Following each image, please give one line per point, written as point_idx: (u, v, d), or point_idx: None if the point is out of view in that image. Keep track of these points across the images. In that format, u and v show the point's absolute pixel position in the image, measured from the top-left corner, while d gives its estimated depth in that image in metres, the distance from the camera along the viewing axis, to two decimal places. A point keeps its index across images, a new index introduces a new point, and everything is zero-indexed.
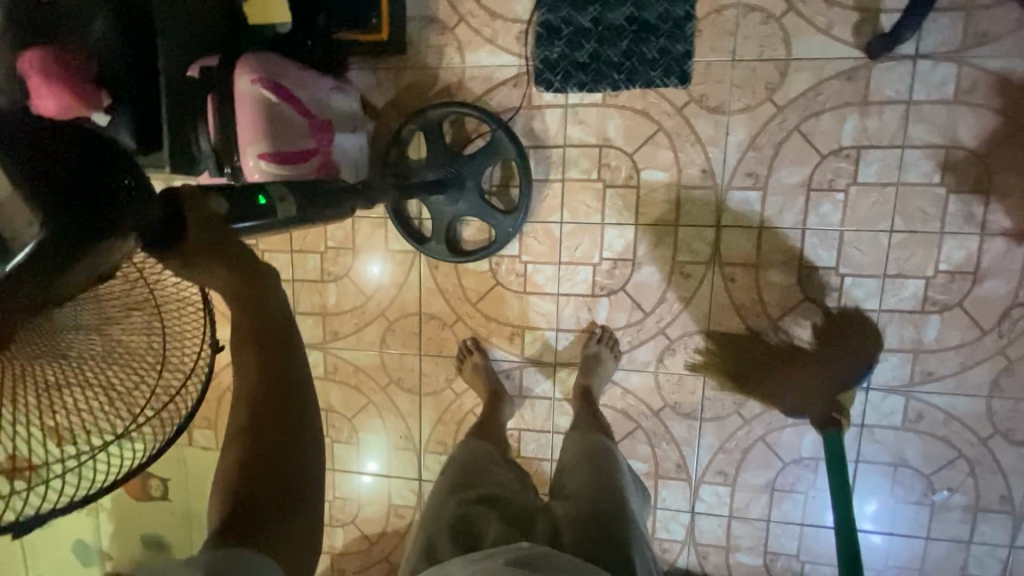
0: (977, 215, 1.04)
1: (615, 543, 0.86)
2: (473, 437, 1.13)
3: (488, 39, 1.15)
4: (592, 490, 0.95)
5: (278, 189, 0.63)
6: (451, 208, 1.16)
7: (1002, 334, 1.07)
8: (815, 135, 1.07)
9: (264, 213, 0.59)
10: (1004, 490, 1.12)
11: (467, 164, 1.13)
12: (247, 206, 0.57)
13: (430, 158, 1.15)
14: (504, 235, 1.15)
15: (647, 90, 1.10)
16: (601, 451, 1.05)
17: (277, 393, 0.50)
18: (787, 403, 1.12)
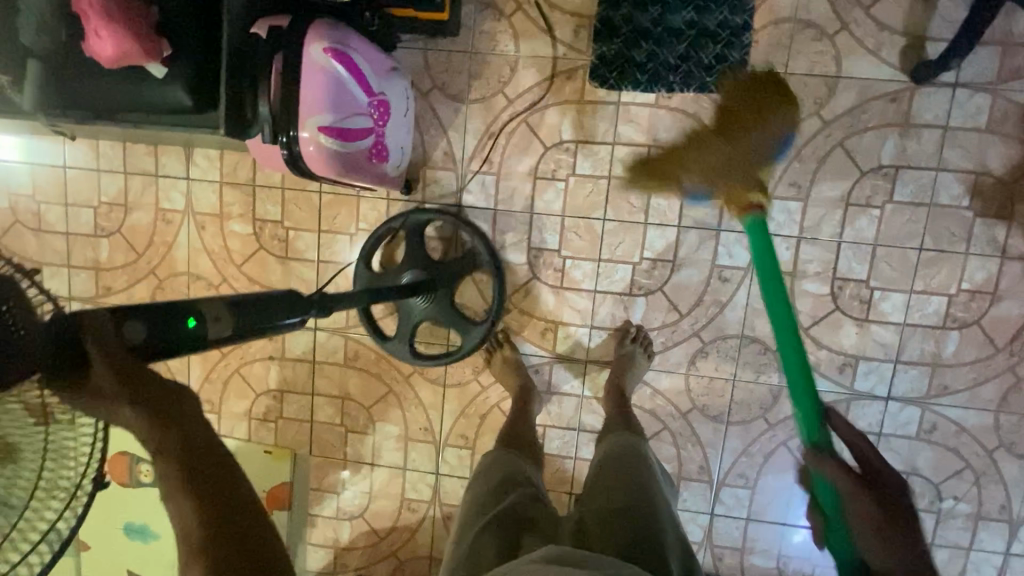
0: (999, 239, 1.10)
1: (648, 543, 0.84)
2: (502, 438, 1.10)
3: (545, 30, 1.14)
4: (618, 491, 0.92)
5: (211, 308, 0.59)
6: (420, 309, 1.19)
7: (1014, 352, 1.13)
8: (857, 152, 1.11)
9: (187, 336, 0.56)
10: (1004, 501, 1.18)
11: (447, 270, 1.19)
12: (166, 323, 0.54)
13: (407, 259, 1.19)
14: (468, 345, 1.19)
15: (701, 94, 1.12)
16: (624, 448, 1.03)
17: (222, 498, 0.56)
18: (693, 175, 1.02)
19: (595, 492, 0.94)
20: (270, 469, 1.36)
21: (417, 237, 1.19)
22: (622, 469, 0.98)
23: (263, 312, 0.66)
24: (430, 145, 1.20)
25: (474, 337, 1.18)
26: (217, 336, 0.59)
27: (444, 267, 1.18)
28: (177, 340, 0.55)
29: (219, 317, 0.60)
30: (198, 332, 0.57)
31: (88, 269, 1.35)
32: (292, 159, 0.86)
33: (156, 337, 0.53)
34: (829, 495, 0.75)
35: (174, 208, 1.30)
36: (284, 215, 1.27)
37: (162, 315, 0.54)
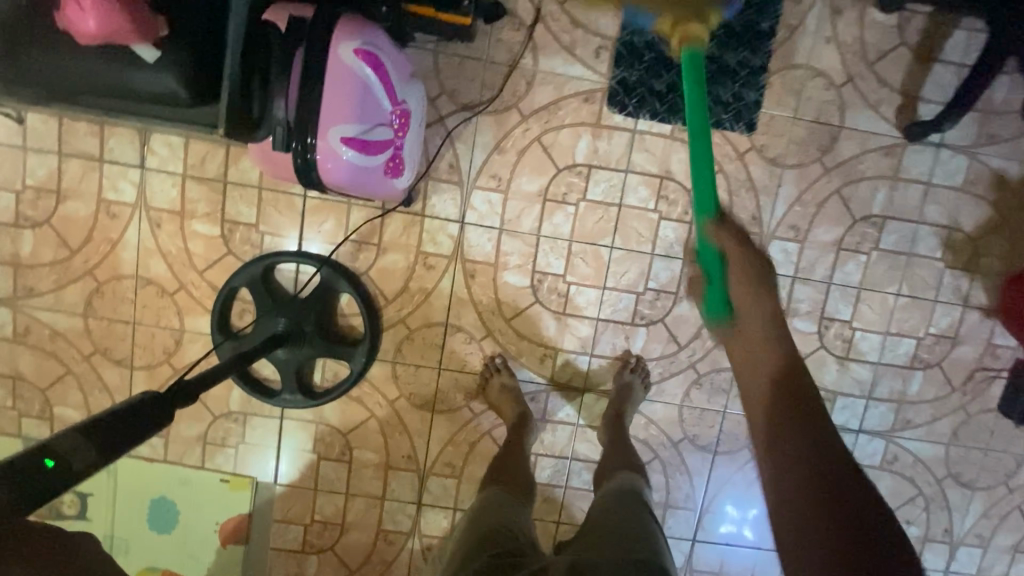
0: (963, 289, 1.21)
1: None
2: (490, 482, 0.99)
3: (566, 48, 1.09)
4: (614, 538, 0.79)
5: (63, 444, 0.58)
6: (295, 354, 1.12)
7: (966, 391, 1.25)
8: (852, 200, 1.16)
9: (52, 478, 0.55)
10: (947, 524, 1.31)
11: (312, 308, 1.12)
12: (24, 475, 0.52)
13: (261, 312, 1.11)
14: (357, 370, 1.13)
15: (715, 129, 1.12)
16: (618, 493, 0.91)
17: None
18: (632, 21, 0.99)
19: (588, 540, 0.81)
20: (225, 499, 1.22)
21: (260, 286, 1.11)
22: (619, 515, 0.84)
23: (116, 428, 0.65)
24: (434, 154, 1.11)
25: (359, 364, 1.13)
26: (84, 464, 0.59)
27: (306, 306, 1.12)
28: (45, 487, 0.53)
29: (75, 447, 0.59)
30: (63, 470, 0.56)
31: (5, 265, 1.13)
32: (304, 169, 0.76)
33: (23, 496, 0.51)
34: (718, 271, 0.70)
35: (121, 200, 1.11)
36: (260, 217, 1.13)
37: (17, 467, 0.52)
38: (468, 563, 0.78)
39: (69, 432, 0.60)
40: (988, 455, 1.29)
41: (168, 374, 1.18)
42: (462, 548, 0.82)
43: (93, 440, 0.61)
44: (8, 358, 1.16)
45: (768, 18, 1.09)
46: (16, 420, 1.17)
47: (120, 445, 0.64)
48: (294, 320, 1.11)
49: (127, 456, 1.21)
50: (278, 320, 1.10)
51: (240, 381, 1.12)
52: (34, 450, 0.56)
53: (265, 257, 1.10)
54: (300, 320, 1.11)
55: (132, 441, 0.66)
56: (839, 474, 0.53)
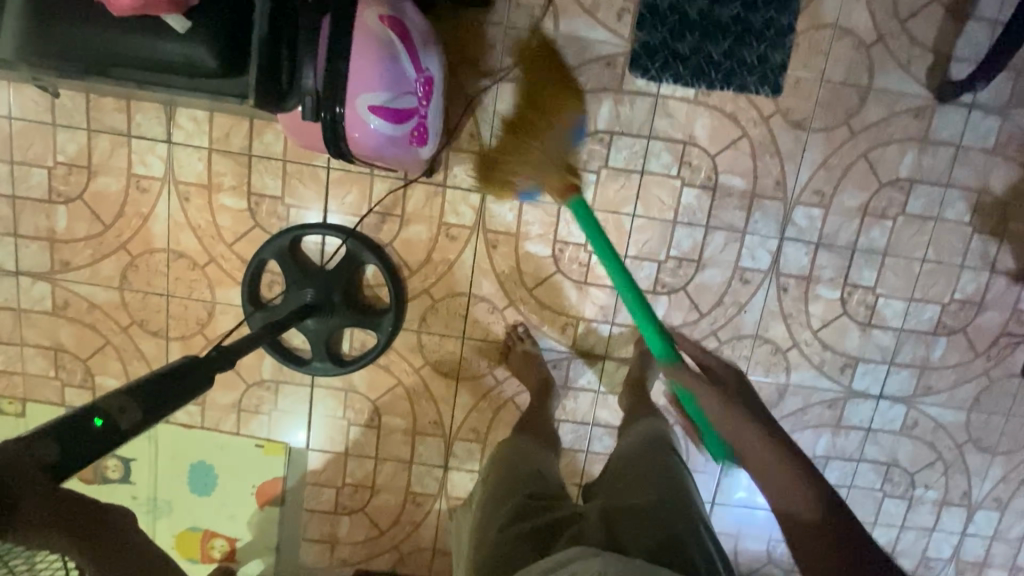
0: (991, 254, 1.19)
1: (680, 545, 0.75)
2: (520, 432, 1.05)
3: (587, 11, 1.07)
4: (645, 483, 0.86)
5: (112, 403, 0.62)
6: (324, 324, 1.15)
7: (990, 357, 1.25)
8: (879, 164, 1.14)
9: (100, 437, 0.59)
10: (965, 487, 1.32)
11: (339, 279, 1.15)
12: (74, 433, 0.56)
13: (291, 284, 1.14)
14: (385, 339, 1.17)
15: (740, 94, 1.10)
16: (648, 439, 0.97)
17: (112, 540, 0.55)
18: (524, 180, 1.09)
19: (618, 489, 0.87)
20: (261, 463, 1.27)
21: (287, 259, 1.14)
22: (648, 461, 0.91)
23: (168, 389, 0.70)
24: (455, 124, 1.11)
25: (386, 334, 1.16)
26: (131, 423, 0.63)
27: (334, 277, 1.15)
28: (93, 446, 0.57)
29: (124, 408, 0.62)
30: (110, 428, 0.60)
31: (41, 240, 1.17)
32: (333, 138, 0.77)
33: (69, 454, 0.55)
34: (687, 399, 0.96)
35: (150, 174, 1.14)
36: (285, 190, 1.14)
37: (65, 427, 0.56)
38: (505, 504, 0.84)
39: (118, 391, 0.64)
40: (1010, 421, 1.29)
41: (201, 344, 1.22)
42: (495, 488, 0.88)
43: (138, 401, 0.65)
44: (49, 330, 1.21)
45: None
46: (59, 389, 1.23)
47: (164, 408, 0.68)
48: (323, 290, 1.14)
49: (166, 423, 1.26)
50: (308, 290, 1.13)
51: (273, 351, 1.16)
52: (84, 408, 0.60)
53: (291, 230, 1.12)
54: (329, 290, 1.14)
55: (179, 400, 0.71)
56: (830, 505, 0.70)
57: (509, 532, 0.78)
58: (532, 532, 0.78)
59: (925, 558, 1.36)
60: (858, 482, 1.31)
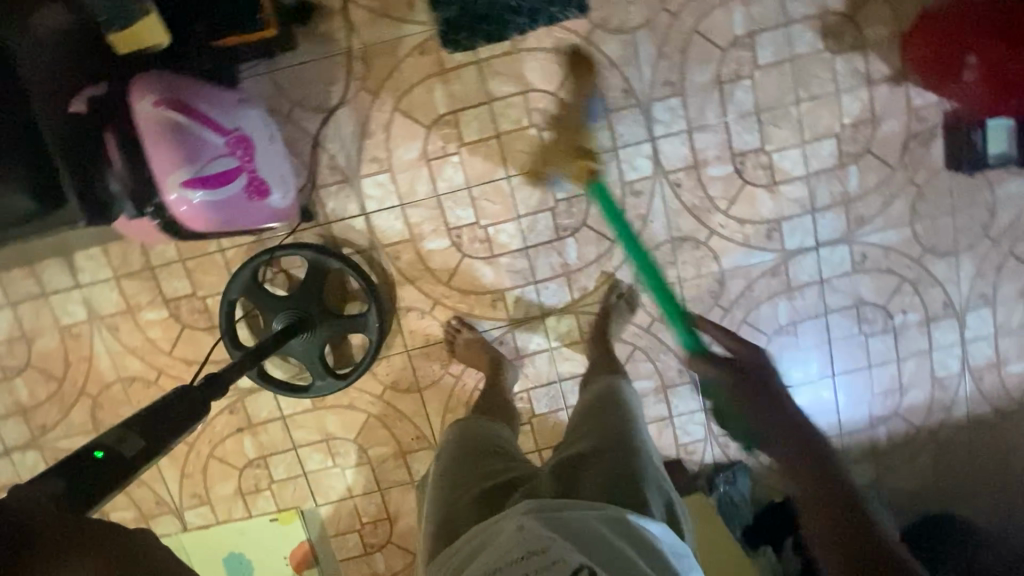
0: (860, 68, 1.17)
1: (617, 484, 0.85)
2: (481, 415, 1.10)
3: (382, 15, 1.11)
4: (591, 430, 0.97)
5: (112, 436, 0.69)
6: (309, 344, 1.16)
7: (907, 165, 1.22)
8: (712, 32, 1.14)
9: (107, 463, 0.66)
10: (944, 298, 1.29)
11: (311, 294, 1.18)
12: (76, 470, 0.64)
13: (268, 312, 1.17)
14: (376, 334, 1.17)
15: (552, 26, 1.12)
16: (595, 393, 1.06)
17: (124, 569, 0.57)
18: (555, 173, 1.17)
19: (568, 443, 0.97)
20: (282, 534, 1.33)
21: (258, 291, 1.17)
22: (596, 413, 1.00)
23: (164, 416, 0.75)
24: (313, 164, 1.16)
25: (376, 330, 1.17)
26: (133, 450, 0.69)
27: (306, 294, 1.18)
28: (97, 473, 0.64)
29: (123, 439, 0.69)
30: (112, 457, 0.67)
31: (14, 415, 1.27)
32: (168, 224, 0.84)
33: (77, 484, 0.62)
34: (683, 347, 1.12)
35: (76, 321, 1.22)
36: (195, 285, 1.21)
37: (70, 463, 0.64)
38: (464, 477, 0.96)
39: (117, 428, 0.71)
40: (957, 218, 1.25)
41: (186, 449, 1.30)
42: (456, 462, 1.00)
43: (139, 428, 0.71)
44: None
45: None
46: None
47: (167, 433, 0.74)
48: (300, 310, 1.17)
49: (186, 530, 1.34)
50: (285, 316, 1.16)
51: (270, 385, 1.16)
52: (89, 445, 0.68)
53: (249, 260, 1.14)
54: (306, 309, 1.17)
55: (177, 429, 0.76)
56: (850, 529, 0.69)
57: (463, 501, 0.91)
58: (482, 497, 0.91)
59: (936, 380, 1.33)
60: (835, 334, 1.29)
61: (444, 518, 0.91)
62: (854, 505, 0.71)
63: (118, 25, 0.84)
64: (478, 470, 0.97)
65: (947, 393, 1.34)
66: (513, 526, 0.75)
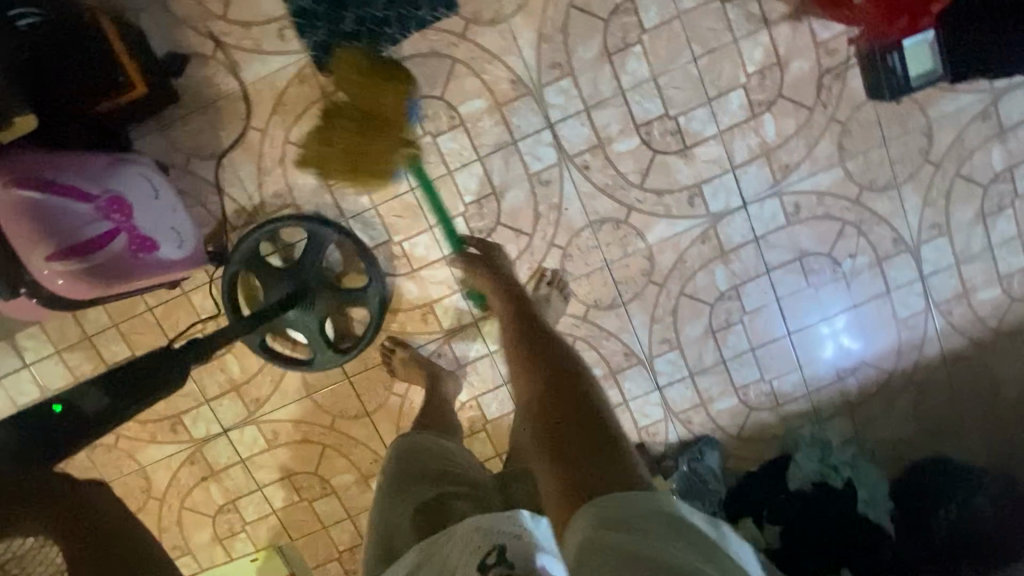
0: (755, 11, 1.11)
1: None
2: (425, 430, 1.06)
3: (254, 50, 1.09)
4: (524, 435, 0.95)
5: (75, 390, 0.85)
6: (309, 316, 1.14)
7: (826, 103, 1.15)
8: (590, 5, 1.10)
9: (64, 415, 0.83)
10: (893, 235, 1.22)
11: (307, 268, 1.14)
12: (46, 420, 0.81)
13: (268, 283, 1.15)
14: (377, 308, 1.15)
15: (425, 30, 1.09)
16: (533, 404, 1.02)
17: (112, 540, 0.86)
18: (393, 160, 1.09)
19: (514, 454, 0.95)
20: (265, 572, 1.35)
21: (258, 262, 1.14)
22: None
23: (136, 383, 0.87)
24: (219, 210, 1.17)
25: (377, 303, 1.15)
26: (92, 405, 0.84)
27: (304, 264, 1.15)
28: (58, 424, 0.82)
29: (83, 394, 0.85)
30: (68, 410, 0.83)
31: None
32: (49, 297, 0.87)
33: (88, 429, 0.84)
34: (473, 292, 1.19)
35: (29, 399, 1.26)
36: (133, 347, 1.23)
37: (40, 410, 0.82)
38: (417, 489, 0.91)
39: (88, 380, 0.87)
40: (890, 148, 1.18)
41: (157, 505, 1.33)
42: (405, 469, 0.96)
43: (100, 386, 0.85)
44: None
45: None
46: None
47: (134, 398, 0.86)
48: (298, 282, 1.14)
49: None
50: (284, 287, 1.14)
51: (274, 359, 1.18)
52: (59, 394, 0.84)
53: (256, 228, 1.11)
54: (303, 281, 1.15)
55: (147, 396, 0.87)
56: (574, 413, 0.73)
57: (410, 515, 0.87)
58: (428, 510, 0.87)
59: (899, 320, 1.26)
60: (781, 292, 1.24)
61: (390, 527, 0.88)
62: (586, 401, 0.76)
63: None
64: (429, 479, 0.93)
65: (914, 332, 1.27)
66: (472, 525, 0.72)
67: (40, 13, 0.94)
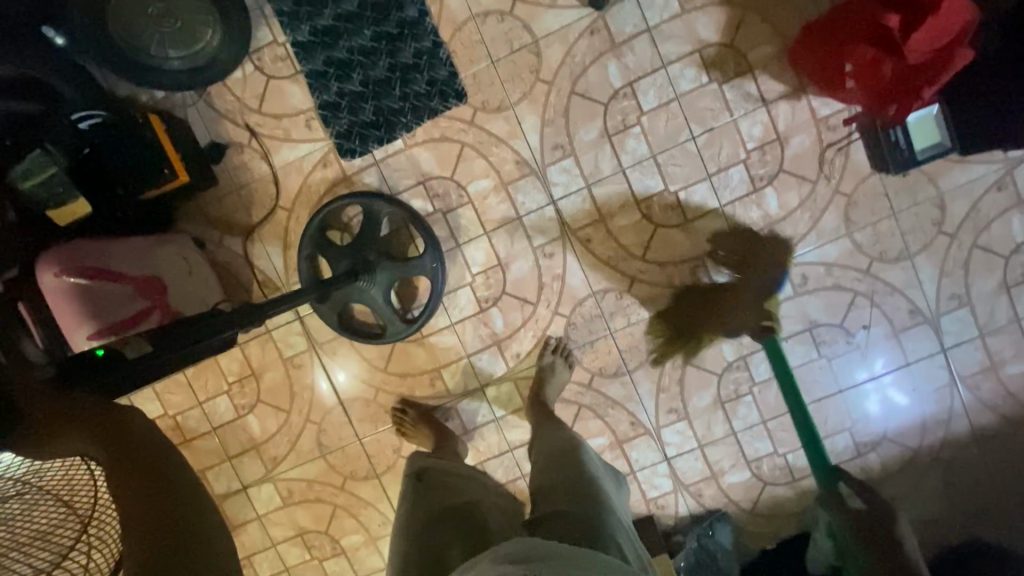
0: (754, 91, 1.14)
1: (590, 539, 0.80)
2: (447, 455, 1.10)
3: (284, 139, 1.21)
4: (552, 473, 0.96)
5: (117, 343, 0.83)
6: (377, 288, 1.16)
7: (829, 176, 1.16)
8: (590, 90, 1.16)
9: None
10: (909, 304, 1.19)
11: (367, 244, 1.17)
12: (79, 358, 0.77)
13: (333, 261, 1.17)
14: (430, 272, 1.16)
15: (436, 118, 1.18)
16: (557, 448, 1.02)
17: None
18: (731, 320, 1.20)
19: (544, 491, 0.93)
20: None
21: (324, 243, 1.18)
22: (567, 465, 0.97)
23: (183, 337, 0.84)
24: (247, 281, 1.26)
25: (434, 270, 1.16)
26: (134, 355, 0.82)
27: (363, 240, 1.17)
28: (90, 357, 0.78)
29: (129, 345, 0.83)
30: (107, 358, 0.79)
31: None
32: None
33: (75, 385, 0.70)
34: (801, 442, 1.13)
35: None
36: (165, 405, 1.32)
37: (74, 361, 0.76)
38: (439, 518, 0.91)
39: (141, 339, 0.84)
40: (901, 219, 1.16)
41: None
42: (427, 501, 0.96)
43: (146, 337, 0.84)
44: None
45: (412, 6, 1.14)
46: None
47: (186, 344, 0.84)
48: (358, 258, 1.16)
49: None
50: (347, 262, 1.17)
51: (346, 332, 1.20)
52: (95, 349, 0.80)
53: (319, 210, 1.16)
54: (362, 255, 1.17)
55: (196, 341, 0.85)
56: None
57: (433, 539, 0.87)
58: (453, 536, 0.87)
59: (920, 393, 1.21)
60: (791, 362, 1.22)
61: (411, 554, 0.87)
62: None
63: (53, 203, 1.02)
64: (449, 504, 0.94)
65: (940, 406, 1.22)
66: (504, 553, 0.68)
67: (103, 115, 1.08)
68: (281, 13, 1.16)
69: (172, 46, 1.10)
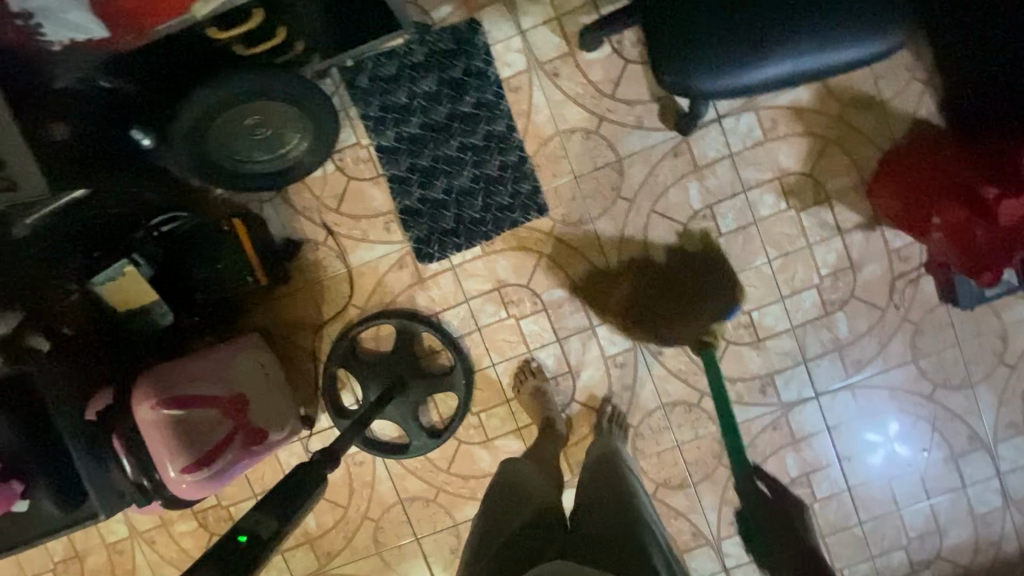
0: (830, 220, 1.17)
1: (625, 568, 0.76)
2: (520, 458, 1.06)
3: (361, 239, 1.20)
4: (596, 489, 0.92)
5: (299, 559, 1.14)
6: (408, 407, 1.18)
7: (898, 305, 1.19)
8: (670, 210, 1.18)
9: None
10: (969, 431, 1.22)
11: (398, 362, 1.20)
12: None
13: (365, 380, 1.20)
14: (463, 391, 1.20)
15: (516, 228, 1.19)
16: (601, 460, 0.99)
17: None
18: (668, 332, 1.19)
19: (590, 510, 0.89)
20: None
21: (353, 362, 1.20)
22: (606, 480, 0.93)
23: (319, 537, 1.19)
24: (312, 378, 1.24)
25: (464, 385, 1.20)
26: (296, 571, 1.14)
27: (396, 358, 1.20)
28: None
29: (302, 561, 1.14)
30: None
31: None
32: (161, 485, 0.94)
33: None
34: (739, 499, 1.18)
35: (120, 537, 1.31)
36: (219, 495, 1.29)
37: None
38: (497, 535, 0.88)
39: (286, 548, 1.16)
40: (964, 348, 1.19)
41: None
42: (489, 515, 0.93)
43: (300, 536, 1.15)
44: None
45: (500, 120, 1.16)
46: None
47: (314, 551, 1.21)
48: (393, 376, 1.19)
49: None
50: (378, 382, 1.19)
51: (372, 450, 1.21)
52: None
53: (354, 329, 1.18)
54: (395, 373, 1.20)
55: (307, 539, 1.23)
56: None
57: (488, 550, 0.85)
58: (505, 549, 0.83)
59: (976, 516, 1.24)
60: (851, 480, 1.24)
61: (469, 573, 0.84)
62: None
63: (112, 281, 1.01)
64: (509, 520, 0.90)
65: (992, 529, 1.24)
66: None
67: (185, 218, 1.08)
68: (367, 118, 1.16)
69: (259, 150, 1.08)
